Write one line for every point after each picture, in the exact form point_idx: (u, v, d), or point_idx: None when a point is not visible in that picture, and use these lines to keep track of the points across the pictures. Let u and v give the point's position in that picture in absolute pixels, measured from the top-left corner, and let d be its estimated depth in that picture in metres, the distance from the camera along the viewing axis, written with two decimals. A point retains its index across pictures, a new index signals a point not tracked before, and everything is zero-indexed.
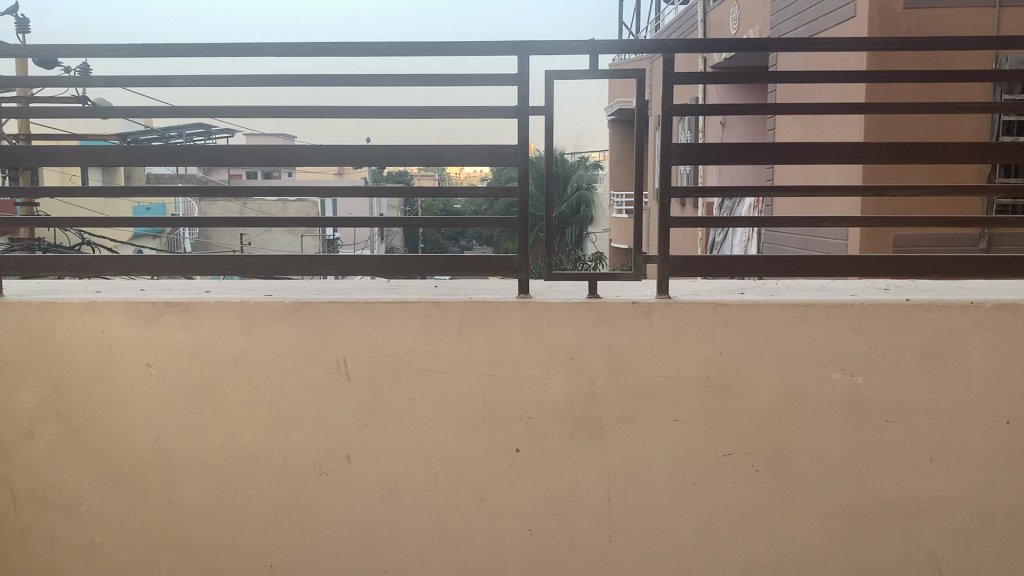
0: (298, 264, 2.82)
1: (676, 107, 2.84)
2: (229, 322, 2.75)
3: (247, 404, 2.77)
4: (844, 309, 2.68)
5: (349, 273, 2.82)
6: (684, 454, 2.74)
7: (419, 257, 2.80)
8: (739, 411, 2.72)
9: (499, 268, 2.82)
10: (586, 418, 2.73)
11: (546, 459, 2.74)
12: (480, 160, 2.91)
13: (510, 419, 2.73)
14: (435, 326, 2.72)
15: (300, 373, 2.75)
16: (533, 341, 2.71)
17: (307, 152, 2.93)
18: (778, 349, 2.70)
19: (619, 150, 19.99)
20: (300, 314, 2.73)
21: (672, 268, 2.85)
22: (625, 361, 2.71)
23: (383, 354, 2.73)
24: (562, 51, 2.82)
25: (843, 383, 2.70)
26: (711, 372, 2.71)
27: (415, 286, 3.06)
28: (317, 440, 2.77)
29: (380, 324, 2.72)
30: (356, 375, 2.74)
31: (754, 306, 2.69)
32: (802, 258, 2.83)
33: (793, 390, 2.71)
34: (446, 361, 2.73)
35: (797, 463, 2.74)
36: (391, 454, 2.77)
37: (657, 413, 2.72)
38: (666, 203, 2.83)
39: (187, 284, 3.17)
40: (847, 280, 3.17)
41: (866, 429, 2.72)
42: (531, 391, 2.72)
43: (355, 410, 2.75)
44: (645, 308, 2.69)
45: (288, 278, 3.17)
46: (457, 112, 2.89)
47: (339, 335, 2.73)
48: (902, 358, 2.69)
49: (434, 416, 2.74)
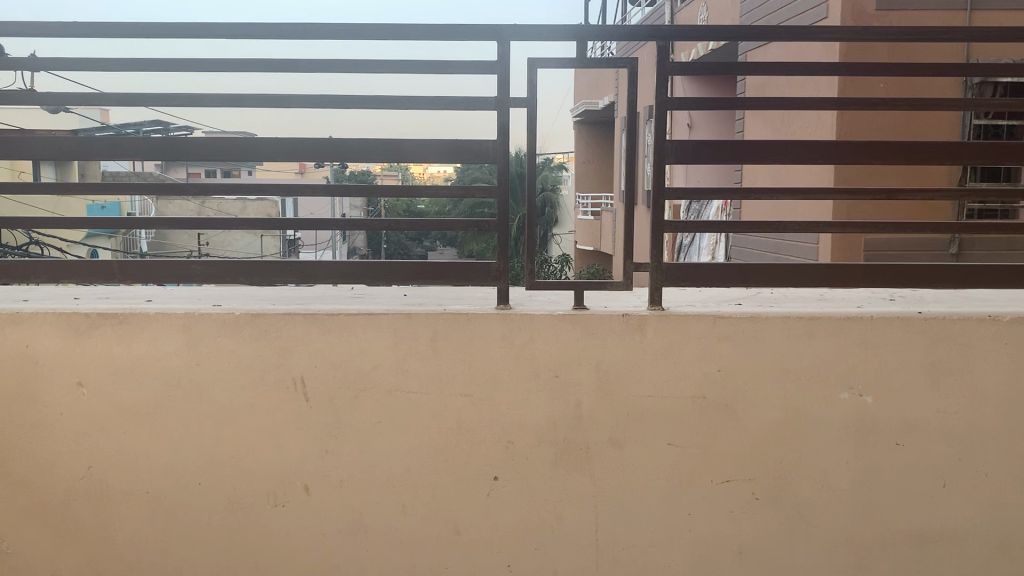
0: (252, 270, 2.52)
1: (670, 100, 2.59)
2: (173, 335, 2.45)
3: (192, 429, 2.47)
4: (852, 322, 2.46)
5: (309, 281, 2.54)
6: (678, 482, 2.49)
7: (388, 263, 2.52)
8: (738, 435, 2.48)
9: (475, 276, 2.56)
10: (571, 442, 2.47)
11: (527, 488, 2.48)
12: (455, 156, 2.64)
13: (488, 443, 2.47)
14: (405, 341, 2.44)
15: (253, 393, 2.46)
16: (512, 357, 2.45)
17: (262, 145, 2.64)
18: (781, 366, 2.47)
19: (585, 151, 19.79)
20: (253, 326, 2.45)
21: (666, 276, 2.60)
22: (614, 380, 2.46)
23: (346, 371, 2.45)
24: (546, 37, 2.56)
25: (851, 404, 2.48)
26: (708, 392, 2.46)
27: (382, 295, 2.77)
28: (272, 468, 2.48)
29: (342, 338, 2.44)
30: (315, 396, 2.45)
31: (756, 320, 2.46)
32: (805, 266, 2.61)
33: (797, 411, 2.48)
34: (416, 380, 2.45)
35: (800, 491, 2.51)
36: (354, 483, 2.49)
37: (649, 436, 2.47)
38: (659, 205, 2.59)
39: (126, 291, 2.85)
40: (847, 290, 2.95)
41: (875, 453, 2.50)
42: (511, 413, 2.46)
43: (314, 435, 2.47)
44: (637, 321, 2.45)
45: (239, 286, 2.87)
46: (428, 103, 2.63)
47: (296, 350, 2.44)
48: (915, 376, 2.48)
49: (403, 440, 2.47)
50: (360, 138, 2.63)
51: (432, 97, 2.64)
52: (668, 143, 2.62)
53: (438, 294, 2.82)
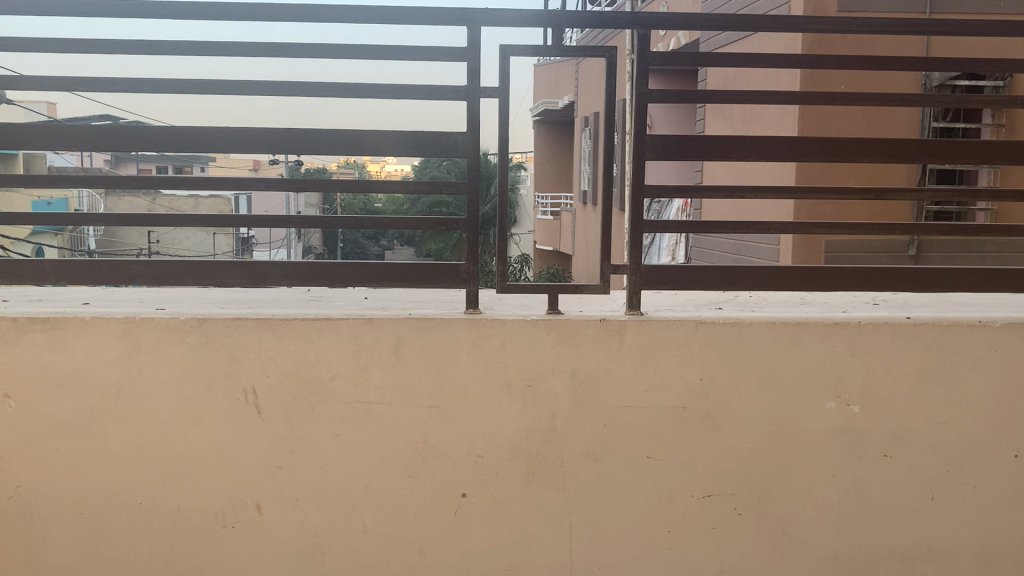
0: (198, 271, 2.32)
1: (648, 92, 2.45)
2: (111, 343, 2.24)
3: (133, 444, 2.27)
4: (840, 329, 2.34)
5: (261, 283, 2.34)
6: (657, 498, 2.35)
7: (347, 264, 2.34)
8: (720, 447, 2.35)
9: (442, 278, 2.39)
10: (544, 456, 2.32)
11: (497, 505, 2.32)
12: (419, 150, 2.47)
13: (456, 458, 2.30)
14: (366, 348, 2.26)
15: (199, 406, 2.26)
16: (482, 366, 2.28)
17: (210, 136, 2.44)
18: (766, 375, 2.34)
19: (544, 150, 19.69)
20: (199, 333, 2.25)
21: (645, 279, 2.45)
22: (591, 390, 2.31)
23: (302, 382, 2.26)
24: (519, 23, 2.41)
25: (838, 414, 2.36)
26: (690, 402, 2.32)
27: (340, 298, 2.59)
28: (220, 485, 2.29)
29: (298, 345, 2.25)
30: (268, 407, 2.26)
31: (740, 326, 2.32)
32: (789, 269, 2.48)
33: (781, 422, 2.35)
34: (378, 390, 2.27)
35: (784, 506, 2.39)
36: (310, 502, 2.30)
37: (627, 450, 2.33)
38: (638, 204, 2.44)
39: (60, 292, 2.62)
40: (828, 293, 2.84)
41: (862, 466, 2.38)
42: (480, 425, 2.30)
43: (267, 450, 2.28)
44: (615, 327, 2.30)
45: (185, 287, 2.66)
46: (392, 92, 2.46)
47: (247, 358, 2.25)
48: (904, 385, 2.37)
49: (364, 456, 2.29)
50: (319, 129, 2.44)
51: (397, 85, 2.47)
52: (649, 138, 2.45)
53: (401, 297, 2.64)
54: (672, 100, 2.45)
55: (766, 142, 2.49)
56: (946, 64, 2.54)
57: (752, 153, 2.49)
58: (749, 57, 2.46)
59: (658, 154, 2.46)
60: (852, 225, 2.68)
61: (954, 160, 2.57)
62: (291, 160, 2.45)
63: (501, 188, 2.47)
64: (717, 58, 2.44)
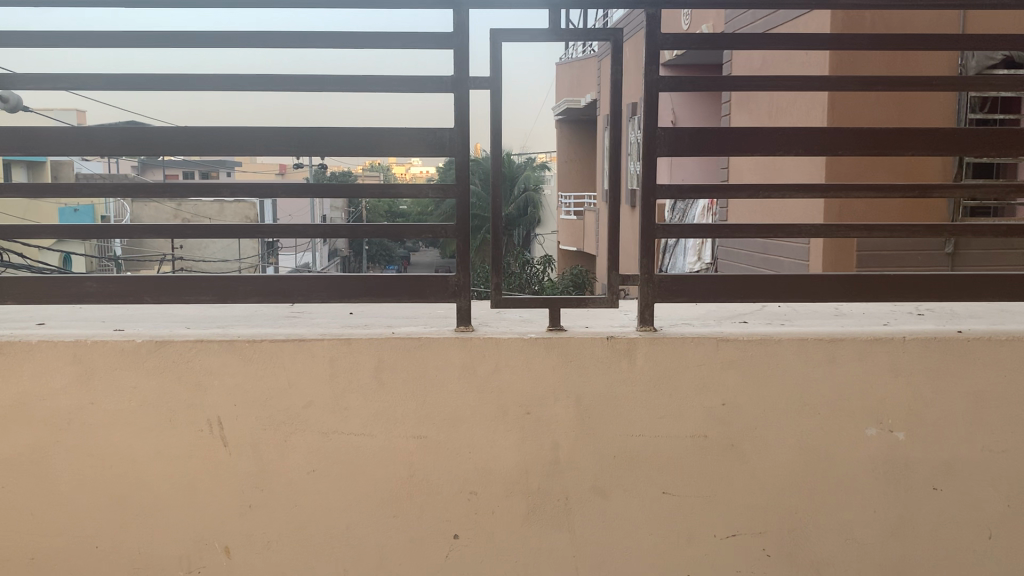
0: (158, 287, 2.09)
1: (659, 79, 2.18)
2: (61, 369, 2.01)
3: (86, 482, 2.04)
4: (881, 344, 2.06)
5: (229, 300, 2.10)
6: (675, 538, 2.08)
7: (323, 278, 2.09)
8: (745, 480, 2.07)
9: (431, 292, 2.14)
10: (547, 492, 2.05)
11: (493, 548, 2.06)
12: (405, 150, 2.22)
13: (446, 495, 2.05)
14: (344, 373, 2.02)
15: (159, 438, 2.03)
16: (474, 391, 2.03)
17: (173, 137, 2.20)
18: (797, 397, 2.06)
19: (567, 150, 19.41)
20: (158, 357, 2.02)
21: (658, 291, 2.19)
22: (598, 417, 2.04)
23: (274, 411, 2.02)
24: (513, 4, 2.15)
25: (879, 442, 2.08)
26: (710, 429, 2.05)
27: (322, 315, 2.34)
28: (184, 527, 2.05)
29: (267, 369, 2.01)
30: (235, 439, 2.03)
31: (767, 343, 2.05)
32: (822, 276, 2.20)
33: (815, 452, 2.07)
34: (358, 419, 2.03)
35: (819, 546, 2.10)
36: (284, 545, 2.06)
37: (640, 484, 2.06)
38: (649, 206, 2.17)
39: (18, 311, 2.40)
40: (866, 303, 2.55)
41: (908, 500, 2.10)
42: (473, 458, 2.04)
43: (234, 486, 2.04)
44: (625, 346, 2.03)
45: (154, 306, 2.43)
46: (375, 86, 2.22)
47: (212, 385, 2.02)
48: (957, 408, 2.07)
49: (344, 493, 2.04)
50: (292, 127, 2.20)
51: (379, 77, 2.23)
52: (662, 131, 2.18)
53: (390, 312, 2.39)
54: (686, 88, 2.17)
55: (794, 134, 2.21)
56: (997, 42, 2.25)
57: (778, 145, 2.21)
58: (773, 38, 2.18)
59: (672, 150, 2.19)
60: (893, 226, 2.39)
61: (1009, 150, 2.27)
62: (314, 162, 2.24)
63: (495, 189, 2.22)
64: (737, 40, 2.17)
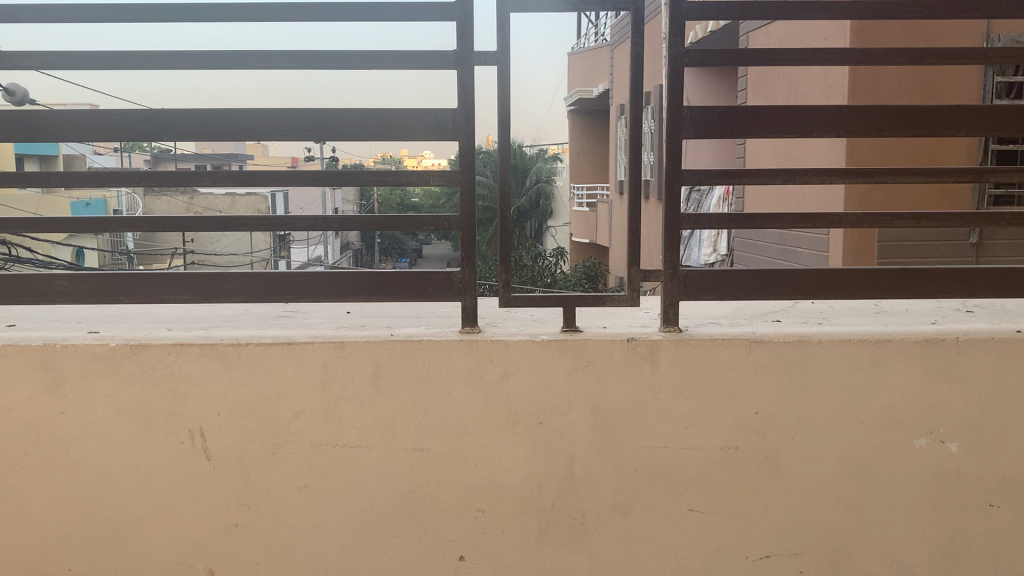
0: (134, 285, 1.91)
1: (683, 53, 1.97)
2: (27, 376, 1.83)
3: (57, 500, 1.86)
4: (932, 346, 1.86)
5: (212, 299, 1.92)
6: (704, 559, 1.88)
7: (314, 275, 1.90)
8: (781, 497, 1.88)
9: (433, 290, 1.95)
10: (561, 509, 1.87)
11: (503, 571, 1.87)
12: (404, 133, 2.03)
13: (451, 513, 1.86)
14: (337, 379, 1.83)
15: (135, 451, 1.85)
16: (480, 399, 1.84)
17: (150, 121, 2.02)
18: (839, 405, 1.86)
19: (579, 141, 19.16)
20: (134, 362, 1.84)
21: (684, 288, 1.99)
22: (618, 428, 1.85)
23: (261, 422, 1.84)
24: None
25: (930, 454, 1.88)
26: (742, 441, 1.86)
27: (317, 315, 2.16)
28: (165, 547, 1.87)
29: (253, 376, 1.83)
30: (218, 452, 1.85)
31: (804, 345, 1.85)
32: (863, 271, 2.00)
33: (858, 465, 1.87)
34: (353, 431, 1.84)
35: (863, 567, 1.90)
36: (273, 567, 1.88)
37: (665, 501, 1.87)
38: (673, 193, 1.97)
39: None
40: (908, 300, 2.34)
41: (962, 517, 1.90)
42: (480, 473, 1.85)
43: (219, 503, 1.86)
44: (648, 348, 1.84)
45: (136, 305, 2.24)
46: (372, 64, 2.03)
47: (192, 393, 1.83)
48: (1016, 416, 1.87)
49: (339, 511, 1.86)
50: (280, 109, 2.01)
51: (376, 54, 2.04)
52: (688, 109, 1.98)
53: (391, 312, 2.21)
54: (713, 63, 1.97)
55: (833, 114, 2.00)
56: None
57: (814, 126, 2.00)
58: (810, 6, 1.97)
59: (699, 130, 1.99)
60: None
61: None
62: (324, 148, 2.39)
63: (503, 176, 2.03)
64: (770, 8, 1.96)
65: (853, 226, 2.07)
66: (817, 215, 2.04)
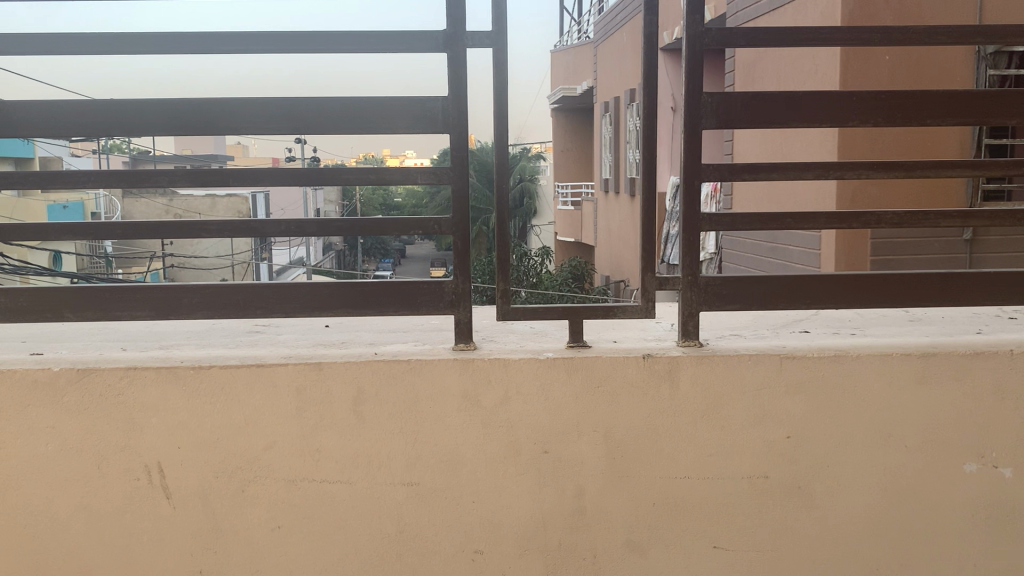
0: (80, 301, 1.68)
1: (699, 34, 1.76)
2: None
3: None
4: (983, 359, 1.66)
5: (170, 315, 1.69)
6: None
7: (285, 287, 1.68)
8: (815, 530, 1.67)
9: (422, 302, 1.73)
10: (569, 548, 1.65)
11: None
12: (387, 126, 1.80)
13: (446, 555, 1.65)
14: (314, 406, 1.61)
15: (84, 490, 1.62)
16: (477, 426, 1.62)
17: (96, 114, 1.78)
18: (880, 426, 1.65)
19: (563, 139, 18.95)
20: (80, 390, 1.60)
21: (704, 297, 1.78)
22: (633, 456, 1.63)
23: (228, 455, 1.61)
24: None
25: (981, 479, 1.68)
26: (772, 468, 1.65)
27: (293, 331, 1.94)
28: None
29: (218, 402, 1.60)
30: (179, 490, 1.62)
31: (841, 361, 1.64)
32: (902, 276, 1.79)
33: (901, 494, 1.67)
34: (333, 464, 1.62)
35: None
36: None
37: (687, 536, 1.66)
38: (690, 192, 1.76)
39: None
40: (941, 306, 2.15)
41: (1014, 548, 1.70)
42: (478, 510, 1.64)
43: (181, 549, 1.63)
44: (665, 366, 1.63)
45: (90, 323, 2.01)
46: (349, 49, 1.80)
47: (148, 423, 1.61)
48: None
49: (316, 556, 1.64)
50: (245, 100, 1.78)
51: (354, 38, 1.81)
52: (708, 96, 1.77)
53: (375, 327, 1.99)
54: (732, 44, 1.76)
55: (867, 101, 1.79)
56: None
57: (846, 115, 1.79)
58: None
59: (719, 120, 1.78)
60: None
61: None
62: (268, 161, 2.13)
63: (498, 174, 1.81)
64: None
65: (888, 224, 1.86)
66: (849, 214, 1.83)
